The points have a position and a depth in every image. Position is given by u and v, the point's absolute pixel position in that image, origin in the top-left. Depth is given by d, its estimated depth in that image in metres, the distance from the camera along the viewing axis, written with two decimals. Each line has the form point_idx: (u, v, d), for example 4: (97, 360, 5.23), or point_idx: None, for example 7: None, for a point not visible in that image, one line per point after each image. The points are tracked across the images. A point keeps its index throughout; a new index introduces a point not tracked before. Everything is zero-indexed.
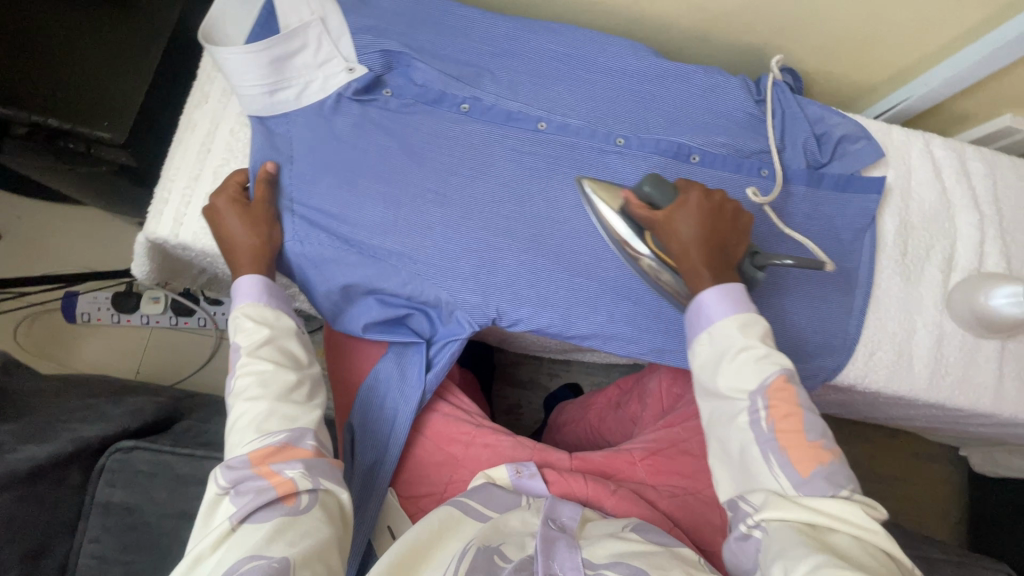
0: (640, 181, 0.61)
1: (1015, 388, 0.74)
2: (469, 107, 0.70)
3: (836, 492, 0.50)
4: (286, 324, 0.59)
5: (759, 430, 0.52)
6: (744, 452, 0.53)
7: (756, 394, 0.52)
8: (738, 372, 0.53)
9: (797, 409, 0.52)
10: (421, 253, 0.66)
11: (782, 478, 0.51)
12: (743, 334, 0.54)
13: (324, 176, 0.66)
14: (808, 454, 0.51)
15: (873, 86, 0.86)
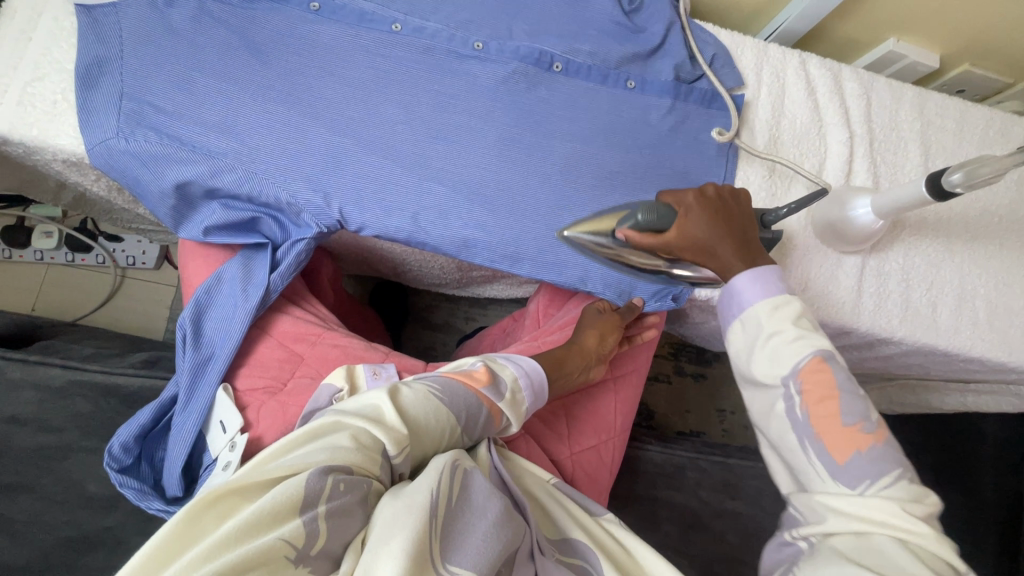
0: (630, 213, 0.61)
1: (871, 304, 0.75)
2: (318, 6, 0.67)
3: (873, 484, 0.47)
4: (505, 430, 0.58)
5: (796, 420, 0.51)
6: (785, 446, 0.52)
7: (790, 377, 0.51)
8: (771, 358, 0.53)
9: (832, 391, 0.50)
10: (261, 153, 0.64)
11: (818, 463, 0.49)
12: (772, 315, 0.54)
13: (157, 70, 0.62)
14: (846, 441, 0.49)
15: (759, 8, 0.85)
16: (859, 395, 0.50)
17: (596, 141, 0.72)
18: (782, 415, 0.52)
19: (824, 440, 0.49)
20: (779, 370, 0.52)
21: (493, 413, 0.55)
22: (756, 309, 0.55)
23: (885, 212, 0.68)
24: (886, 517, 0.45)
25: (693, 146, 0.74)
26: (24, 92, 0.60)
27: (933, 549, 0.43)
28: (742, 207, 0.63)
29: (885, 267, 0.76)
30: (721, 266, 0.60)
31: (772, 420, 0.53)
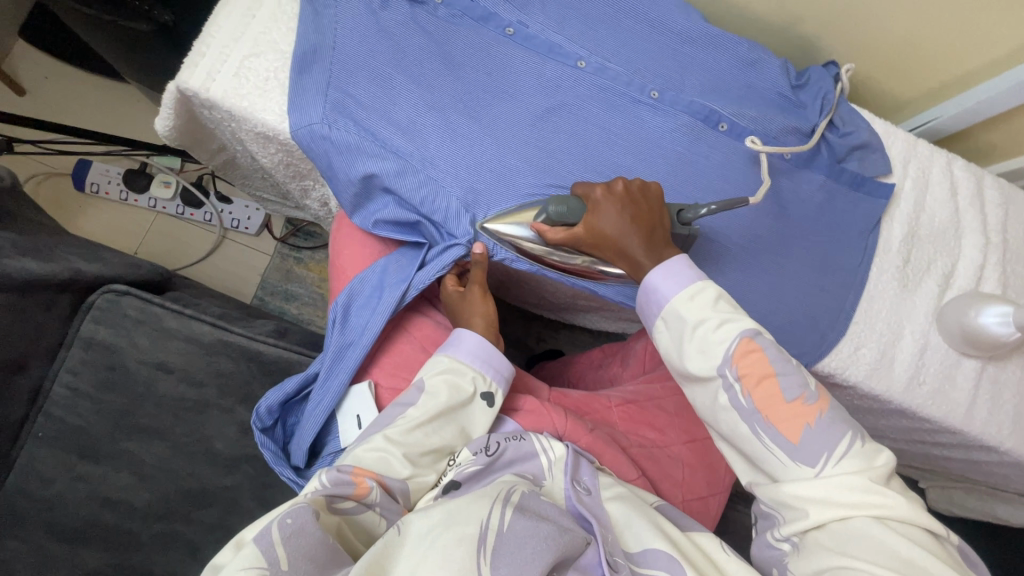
0: (544, 206, 0.62)
1: (985, 411, 0.76)
2: (514, 31, 0.71)
3: (829, 457, 0.50)
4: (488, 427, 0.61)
5: (742, 408, 0.53)
6: (740, 435, 0.54)
7: (726, 364, 0.53)
8: (701, 350, 0.55)
9: (767, 370, 0.52)
10: (442, 160, 0.66)
11: (776, 450, 0.51)
12: (690, 303, 0.56)
13: (364, 64, 0.66)
14: (786, 418, 0.51)
15: (907, 100, 0.88)
16: (794, 368, 0.53)
17: (745, 203, 0.74)
18: (735, 408, 0.54)
19: (770, 420, 0.52)
20: (714, 362, 0.54)
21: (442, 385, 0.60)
22: (675, 302, 0.56)
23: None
24: (851, 492, 0.48)
25: (832, 225, 0.76)
26: (241, 63, 0.64)
27: (907, 518, 0.47)
28: (651, 196, 0.61)
29: (1003, 376, 0.76)
30: (625, 259, 0.61)
31: (720, 413, 0.55)
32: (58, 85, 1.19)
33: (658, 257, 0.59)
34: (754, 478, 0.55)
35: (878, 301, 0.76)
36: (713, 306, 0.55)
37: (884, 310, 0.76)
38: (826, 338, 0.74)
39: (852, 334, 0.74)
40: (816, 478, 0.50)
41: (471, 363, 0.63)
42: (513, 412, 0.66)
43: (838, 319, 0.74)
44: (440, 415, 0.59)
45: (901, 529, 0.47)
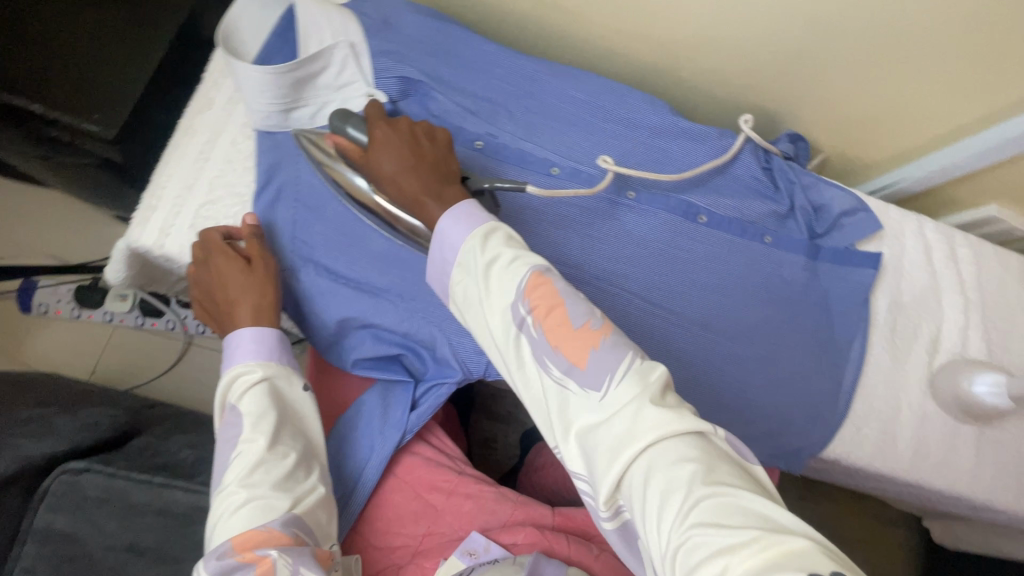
0: (333, 120, 0.57)
1: (990, 475, 0.76)
2: (483, 143, 0.69)
3: (612, 379, 0.43)
4: (293, 384, 0.56)
5: (534, 342, 0.46)
6: (540, 391, 0.46)
7: (518, 301, 0.46)
8: (495, 292, 0.47)
9: (559, 300, 0.46)
10: (420, 292, 0.62)
11: (572, 384, 0.44)
12: (484, 246, 0.48)
13: (330, 195, 0.62)
14: (572, 344, 0.45)
15: (869, 164, 0.88)
16: (581, 299, 0.47)
17: (732, 293, 0.73)
18: (528, 350, 0.46)
19: (559, 351, 0.45)
20: (504, 303, 0.47)
21: (239, 397, 0.53)
22: (468, 242, 0.49)
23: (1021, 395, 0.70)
24: (641, 420, 0.41)
25: (820, 304, 0.75)
26: (196, 214, 0.60)
27: (686, 428, 0.41)
28: (439, 142, 0.55)
29: (1004, 438, 0.76)
30: (404, 193, 0.52)
31: (518, 362, 0.47)
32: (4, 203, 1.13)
33: (442, 196, 0.52)
34: (557, 447, 0.45)
35: (874, 375, 0.75)
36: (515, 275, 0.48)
37: (880, 384, 0.75)
38: (828, 423, 0.73)
39: (853, 417, 0.74)
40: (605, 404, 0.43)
41: (249, 356, 0.54)
42: (513, 547, 0.61)
43: (838, 401, 0.73)
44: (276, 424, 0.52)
45: (691, 449, 0.40)
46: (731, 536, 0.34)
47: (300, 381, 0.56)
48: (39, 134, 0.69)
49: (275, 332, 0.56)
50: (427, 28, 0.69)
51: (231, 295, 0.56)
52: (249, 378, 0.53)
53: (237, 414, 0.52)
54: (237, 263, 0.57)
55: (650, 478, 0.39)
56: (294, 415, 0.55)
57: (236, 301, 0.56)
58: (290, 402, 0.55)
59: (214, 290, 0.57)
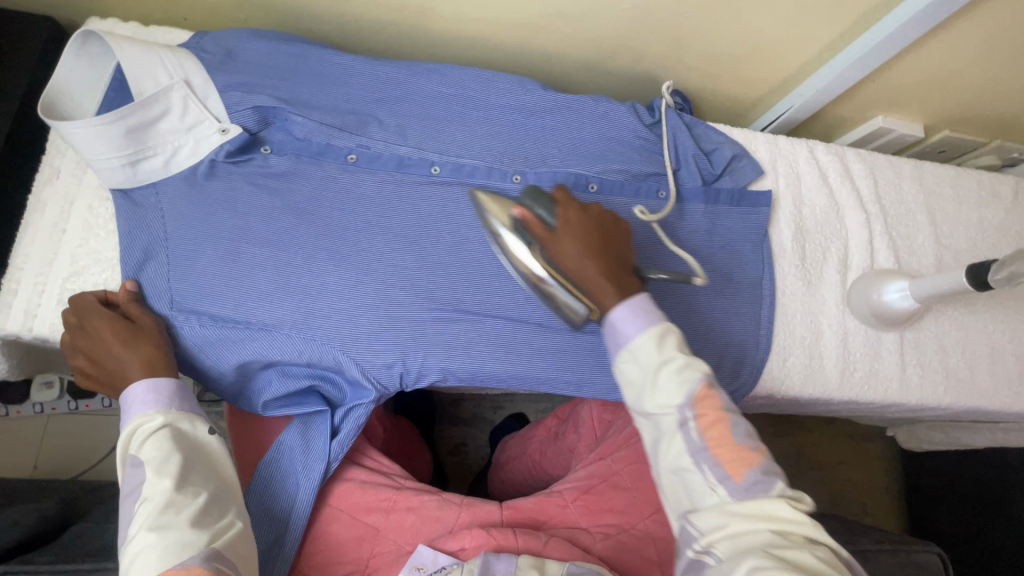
0: (523, 199, 0.59)
1: (916, 375, 0.78)
2: (356, 157, 0.67)
3: (766, 494, 0.48)
4: (200, 425, 0.53)
5: (692, 441, 0.50)
6: (679, 470, 0.51)
7: (684, 403, 0.51)
8: (666, 388, 0.51)
9: (722, 413, 0.51)
10: (315, 319, 0.62)
11: (717, 486, 0.49)
12: (658, 344, 0.52)
13: (203, 242, 0.61)
14: (737, 456, 0.49)
15: (758, 98, 0.91)
16: (741, 416, 0.52)
17: (639, 255, 0.73)
18: (681, 444, 0.50)
19: (717, 458, 0.49)
20: (671, 398, 0.51)
21: (139, 447, 0.50)
22: (640, 337, 0.53)
23: (928, 297, 0.72)
24: (763, 510, 0.47)
25: (725, 247, 0.77)
26: (60, 288, 0.58)
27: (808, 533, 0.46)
28: (616, 235, 0.60)
29: (921, 337, 0.79)
30: (580, 277, 0.56)
31: (671, 456, 0.51)
32: None
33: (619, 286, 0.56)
34: (684, 510, 0.50)
35: (791, 305, 0.77)
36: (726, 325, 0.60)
37: (798, 312, 0.77)
38: (756, 361, 0.74)
39: (779, 350, 0.75)
40: (744, 503, 0.48)
41: (146, 405, 0.52)
42: (459, 552, 0.60)
43: (760, 337, 0.74)
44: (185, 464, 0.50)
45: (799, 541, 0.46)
46: None
47: (207, 421, 0.54)
48: None
49: (174, 381, 0.53)
50: (275, 52, 0.67)
51: (118, 358, 0.53)
52: (148, 425, 0.51)
53: (137, 463, 0.49)
54: (119, 325, 0.54)
55: (745, 543, 0.46)
56: (204, 456, 0.52)
57: (125, 364, 0.53)
58: (198, 443, 0.53)
59: (98, 357, 0.54)
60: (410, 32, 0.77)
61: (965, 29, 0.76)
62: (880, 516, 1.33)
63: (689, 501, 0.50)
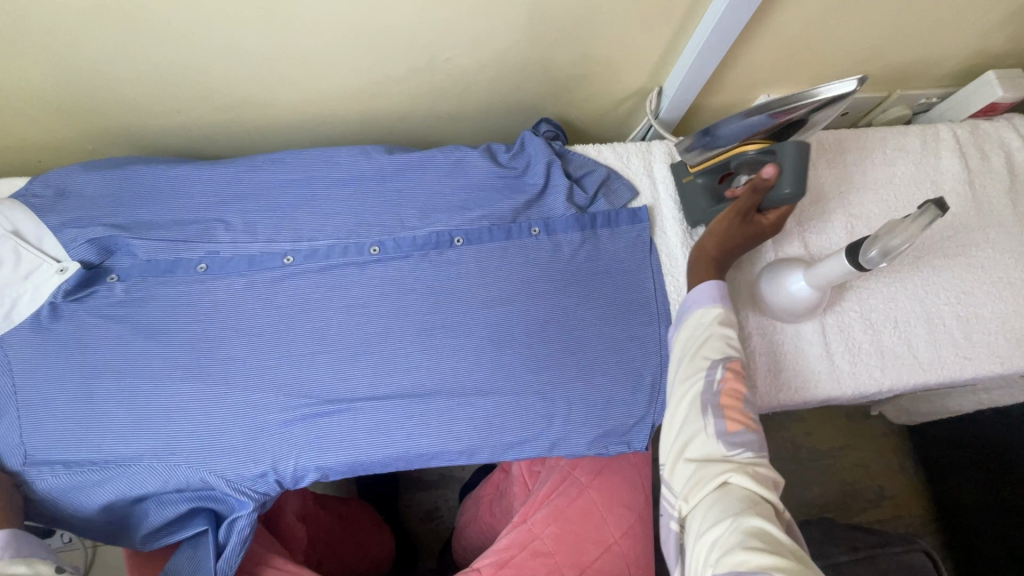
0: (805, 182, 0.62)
1: (847, 362, 0.72)
2: (206, 265, 0.67)
3: (742, 452, 0.52)
4: (42, 567, 0.53)
5: (710, 390, 0.55)
6: (686, 410, 0.56)
7: (717, 364, 0.56)
8: (704, 348, 0.58)
9: (745, 390, 0.55)
10: (176, 441, 0.60)
11: (710, 429, 0.54)
12: (722, 320, 0.59)
13: (52, 387, 0.60)
14: (740, 416, 0.54)
15: (631, 105, 0.88)
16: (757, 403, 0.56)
17: (517, 299, 0.69)
18: (693, 395, 0.56)
19: (723, 412, 0.54)
20: (711, 355, 0.57)
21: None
22: (714, 309, 0.60)
23: (819, 286, 0.65)
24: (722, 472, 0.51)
25: (614, 269, 0.72)
26: None
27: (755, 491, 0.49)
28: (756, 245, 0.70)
29: (844, 321, 0.73)
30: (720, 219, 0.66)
31: (690, 386, 0.57)
32: None
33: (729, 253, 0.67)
34: (667, 465, 0.56)
35: None
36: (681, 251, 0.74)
37: None
38: (661, 387, 0.67)
39: None
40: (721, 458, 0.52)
41: None
42: None
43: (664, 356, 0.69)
44: None
45: (745, 495, 0.49)
46: (762, 560, 0.43)
47: (50, 563, 0.54)
48: None
49: (10, 530, 0.53)
50: (105, 179, 0.67)
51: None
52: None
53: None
54: None
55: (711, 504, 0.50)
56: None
57: None
58: None
59: None
60: (253, 127, 0.77)
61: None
62: (901, 502, 1.20)
63: (671, 447, 0.56)
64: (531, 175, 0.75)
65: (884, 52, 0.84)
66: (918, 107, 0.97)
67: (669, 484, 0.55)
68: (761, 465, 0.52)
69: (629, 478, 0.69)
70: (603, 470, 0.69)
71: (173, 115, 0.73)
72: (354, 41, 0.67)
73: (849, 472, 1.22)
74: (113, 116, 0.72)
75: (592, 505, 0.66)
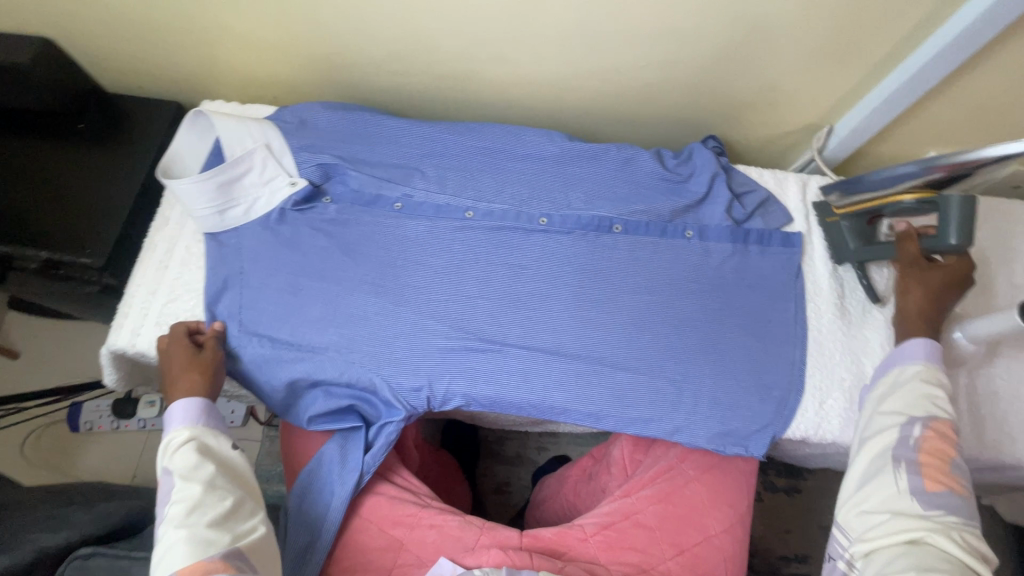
0: (964, 234, 0.63)
1: (985, 426, 0.71)
2: (401, 204, 0.77)
3: (942, 514, 0.52)
4: (223, 440, 0.61)
5: (904, 444, 0.55)
6: (877, 459, 0.56)
7: (917, 422, 0.56)
8: (906, 402, 0.58)
9: (948, 452, 0.55)
10: (356, 343, 0.70)
11: (902, 481, 0.54)
12: (930, 379, 0.59)
13: (270, 277, 0.72)
14: (941, 475, 0.53)
15: (794, 138, 0.91)
16: (963, 469, 0.55)
17: (662, 291, 0.74)
18: (888, 446, 0.56)
19: (920, 469, 0.54)
20: (913, 411, 0.57)
21: (169, 458, 0.58)
22: (919, 366, 0.60)
23: (977, 339, 0.66)
24: (916, 527, 0.51)
25: (759, 285, 0.75)
26: (158, 314, 0.72)
27: (959, 559, 0.49)
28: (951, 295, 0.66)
29: (989, 385, 0.72)
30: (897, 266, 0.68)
31: (882, 434, 0.57)
32: (47, 340, 1.25)
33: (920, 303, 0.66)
34: (844, 502, 0.57)
35: (824, 347, 0.74)
36: (829, 284, 0.77)
37: (836, 355, 0.74)
38: (788, 402, 0.71)
39: (812, 389, 0.72)
40: (917, 515, 0.52)
41: (178, 422, 0.60)
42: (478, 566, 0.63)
43: (793, 375, 0.72)
44: (211, 471, 0.57)
45: (948, 561, 0.49)
46: None
47: (230, 438, 0.62)
48: (50, 272, 0.84)
49: (203, 400, 0.62)
50: (337, 118, 0.80)
51: (173, 375, 0.64)
52: (180, 438, 0.59)
53: (168, 472, 0.56)
54: (185, 352, 0.65)
55: (897, 555, 0.51)
56: (227, 466, 0.60)
57: (176, 383, 0.63)
58: (223, 457, 0.60)
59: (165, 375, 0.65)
60: (452, 97, 0.88)
61: (1006, 65, 0.73)
62: None
63: (852, 489, 0.57)
64: (695, 183, 0.79)
65: None
66: None
67: (842, 529, 0.56)
68: (967, 532, 0.51)
69: (736, 484, 0.71)
70: (712, 467, 0.72)
71: (395, 77, 0.86)
72: (568, 37, 0.76)
73: None
74: (348, 68, 0.86)
75: (697, 497, 0.69)
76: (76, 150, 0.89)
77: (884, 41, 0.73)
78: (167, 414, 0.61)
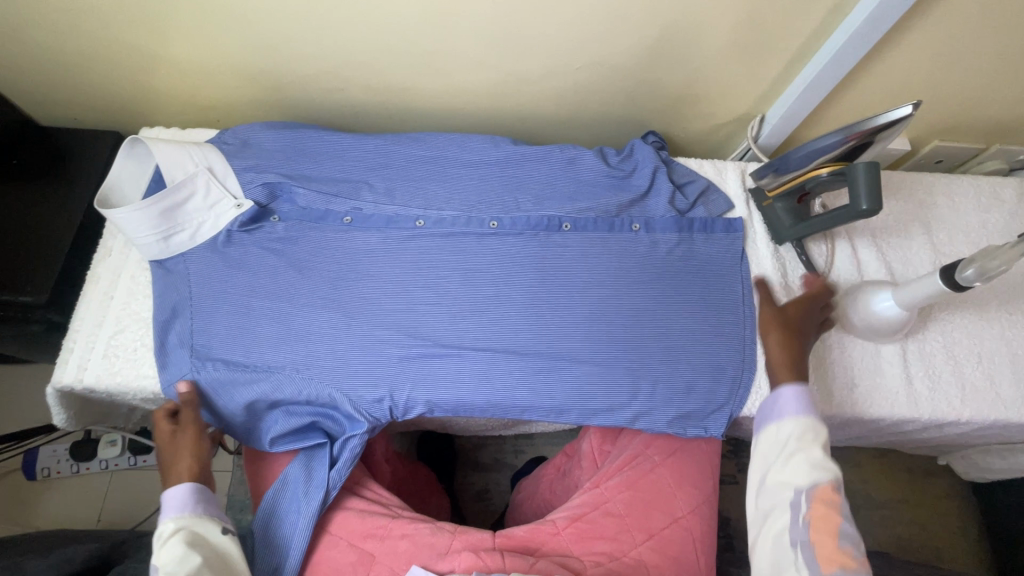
0: (876, 200, 0.66)
1: (926, 388, 0.74)
2: (351, 218, 0.77)
3: None
4: (213, 528, 0.61)
5: (794, 517, 0.53)
6: (774, 531, 0.54)
7: (802, 494, 0.54)
8: (789, 470, 0.56)
9: (837, 517, 0.52)
10: (312, 359, 0.69)
11: (802, 566, 0.51)
12: (806, 437, 0.57)
13: (220, 300, 0.71)
14: (835, 556, 0.50)
15: (731, 128, 0.95)
16: (857, 538, 0.51)
17: (613, 284, 0.75)
18: (783, 526, 0.54)
19: (814, 546, 0.51)
20: (796, 479, 0.55)
21: (159, 552, 0.58)
22: (791, 427, 0.59)
23: (909, 305, 0.69)
24: None
25: (705, 270, 0.78)
26: (105, 346, 0.70)
27: None
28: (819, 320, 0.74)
29: (926, 348, 0.76)
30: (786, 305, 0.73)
31: (775, 512, 0.55)
32: None
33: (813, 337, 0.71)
34: None
35: None
36: (771, 265, 0.80)
37: None
38: (741, 381, 0.73)
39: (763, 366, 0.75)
40: None
41: (170, 513, 0.60)
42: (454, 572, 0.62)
43: (745, 354, 0.74)
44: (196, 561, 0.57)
45: None
46: None
47: (222, 526, 0.62)
48: None
49: (196, 485, 0.63)
50: (281, 137, 0.80)
51: (171, 457, 0.64)
52: (169, 529, 0.59)
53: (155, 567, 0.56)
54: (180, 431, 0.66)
55: None
56: (217, 557, 0.59)
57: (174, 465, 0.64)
58: (213, 547, 0.60)
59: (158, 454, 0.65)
60: (398, 108, 0.89)
61: (913, 48, 0.78)
62: (958, 564, 1.15)
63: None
64: (638, 177, 0.82)
65: (985, 105, 0.88)
66: (1015, 163, 0.99)
67: None
68: None
69: (699, 465, 0.73)
70: (675, 452, 0.73)
71: (338, 92, 0.86)
72: (504, 43, 0.78)
73: (905, 526, 1.18)
74: (289, 87, 0.86)
75: (662, 481, 0.71)
76: (11, 187, 0.87)
77: (799, 31, 0.77)
78: (163, 499, 0.62)
